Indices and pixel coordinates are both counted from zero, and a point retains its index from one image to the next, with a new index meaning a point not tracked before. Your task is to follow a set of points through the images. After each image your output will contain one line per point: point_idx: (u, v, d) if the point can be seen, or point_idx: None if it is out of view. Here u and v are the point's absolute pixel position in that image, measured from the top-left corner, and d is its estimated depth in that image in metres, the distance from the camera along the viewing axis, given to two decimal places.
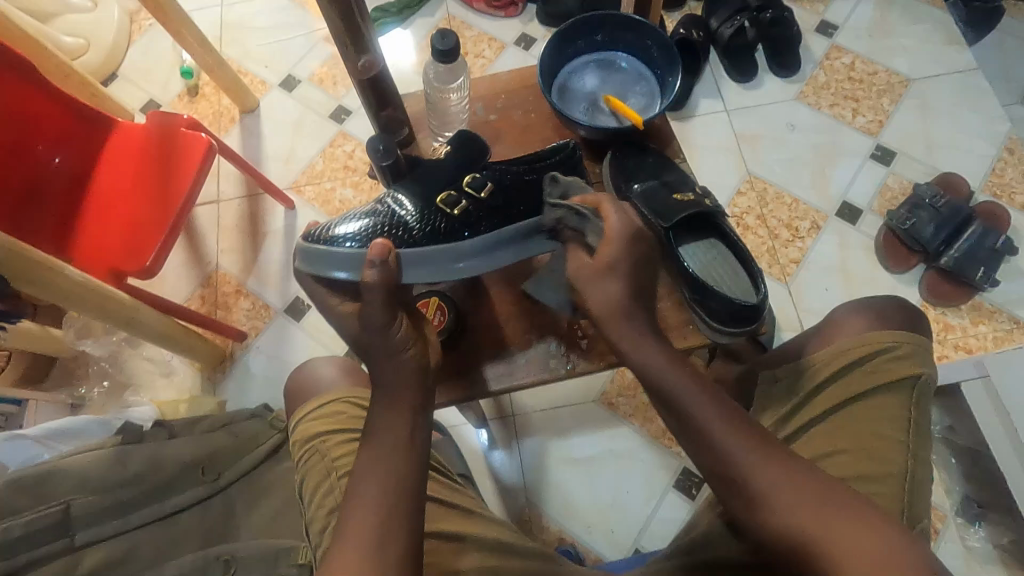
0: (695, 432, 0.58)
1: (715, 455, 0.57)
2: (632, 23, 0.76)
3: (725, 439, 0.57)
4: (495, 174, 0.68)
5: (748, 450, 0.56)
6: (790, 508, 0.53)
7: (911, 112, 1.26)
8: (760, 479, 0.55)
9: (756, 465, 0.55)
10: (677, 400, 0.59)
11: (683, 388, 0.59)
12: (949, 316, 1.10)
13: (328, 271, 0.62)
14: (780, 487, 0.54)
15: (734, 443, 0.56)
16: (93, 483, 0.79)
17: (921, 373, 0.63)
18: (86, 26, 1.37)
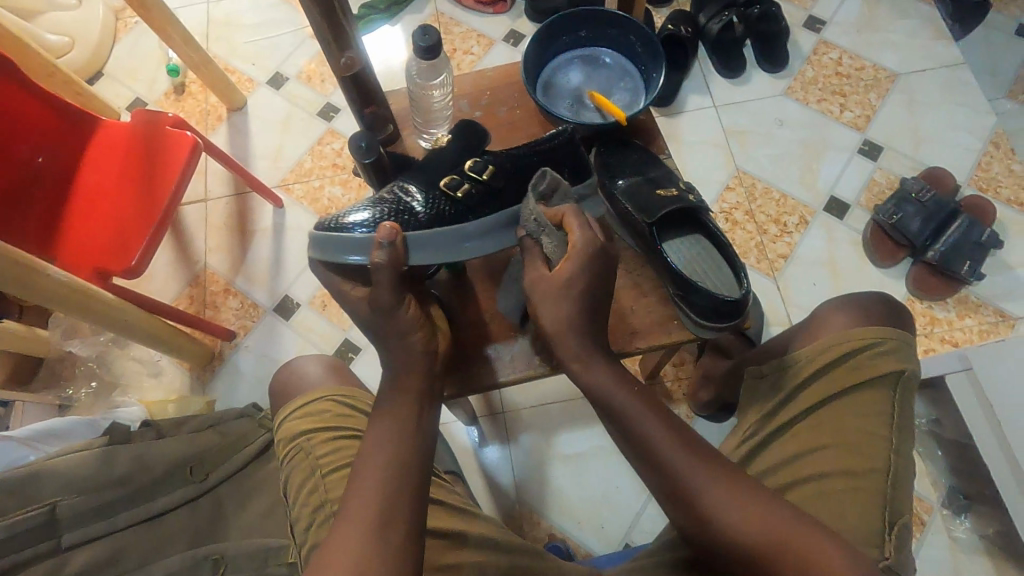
0: (645, 453, 0.57)
1: (666, 477, 0.55)
2: (615, 19, 0.76)
3: (670, 459, 0.55)
4: (497, 158, 0.66)
5: (694, 471, 0.55)
6: (738, 523, 0.53)
7: (898, 107, 1.27)
8: (707, 500, 0.54)
9: (704, 488, 0.54)
10: (627, 419, 0.57)
11: (626, 409, 0.57)
12: (935, 310, 1.11)
13: (343, 257, 0.61)
14: (729, 508, 0.53)
15: (683, 465, 0.55)
16: (81, 484, 0.79)
17: (905, 368, 0.63)
18: (70, 24, 1.35)
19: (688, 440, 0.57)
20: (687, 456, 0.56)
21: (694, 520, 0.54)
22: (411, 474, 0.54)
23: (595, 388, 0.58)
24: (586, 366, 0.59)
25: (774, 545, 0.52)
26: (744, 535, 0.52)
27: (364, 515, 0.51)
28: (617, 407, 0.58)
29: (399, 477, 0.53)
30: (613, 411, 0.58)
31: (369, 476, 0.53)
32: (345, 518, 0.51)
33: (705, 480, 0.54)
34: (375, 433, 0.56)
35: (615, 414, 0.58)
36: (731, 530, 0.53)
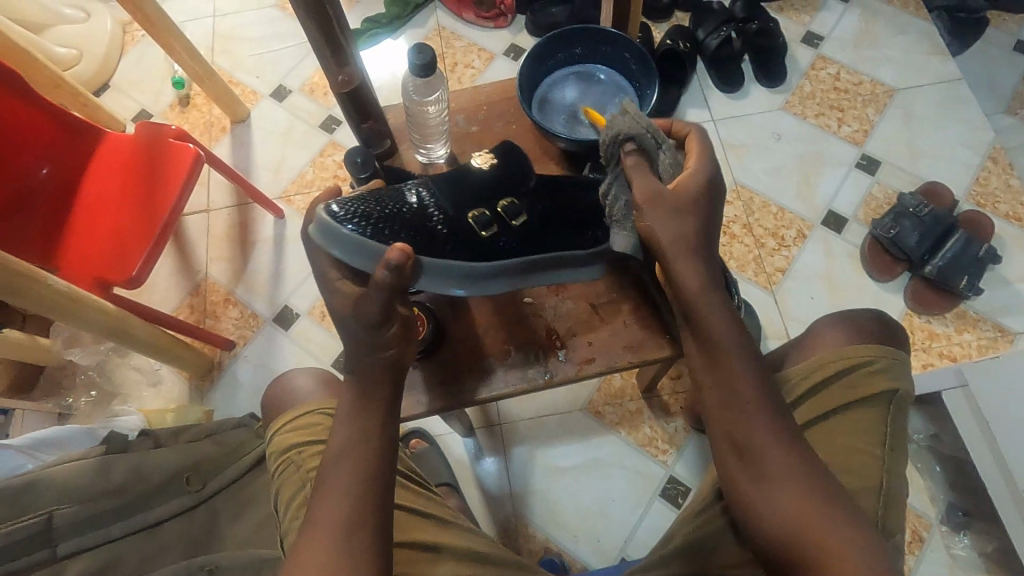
0: (727, 395, 0.58)
1: (734, 426, 0.57)
2: (609, 36, 0.78)
3: (752, 411, 0.57)
4: (529, 205, 0.66)
5: (769, 427, 0.57)
6: (786, 494, 0.55)
7: (895, 122, 1.27)
8: (773, 458, 0.56)
9: (775, 445, 0.56)
10: (721, 360, 0.58)
11: (728, 357, 0.58)
12: (934, 324, 1.11)
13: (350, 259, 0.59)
14: (786, 470, 0.56)
15: (761, 418, 0.57)
16: (78, 493, 0.79)
17: (898, 388, 0.63)
18: (79, 38, 1.38)
19: (776, 399, 0.58)
20: (772, 410, 0.58)
21: (750, 468, 0.56)
22: (373, 500, 0.55)
23: (715, 338, 0.59)
24: (706, 308, 0.59)
25: (817, 516, 0.54)
26: (788, 503, 0.55)
27: (319, 544, 0.53)
28: (719, 348, 0.59)
29: (357, 503, 0.54)
30: (711, 350, 0.59)
31: (328, 503, 0.54)
32: (305, 542, 0.53)
33: (780, 440, 0.56)
34: (336, 453, 0.57)
35: (712, 356, 0.59)
36: (781, 490, 0.55)
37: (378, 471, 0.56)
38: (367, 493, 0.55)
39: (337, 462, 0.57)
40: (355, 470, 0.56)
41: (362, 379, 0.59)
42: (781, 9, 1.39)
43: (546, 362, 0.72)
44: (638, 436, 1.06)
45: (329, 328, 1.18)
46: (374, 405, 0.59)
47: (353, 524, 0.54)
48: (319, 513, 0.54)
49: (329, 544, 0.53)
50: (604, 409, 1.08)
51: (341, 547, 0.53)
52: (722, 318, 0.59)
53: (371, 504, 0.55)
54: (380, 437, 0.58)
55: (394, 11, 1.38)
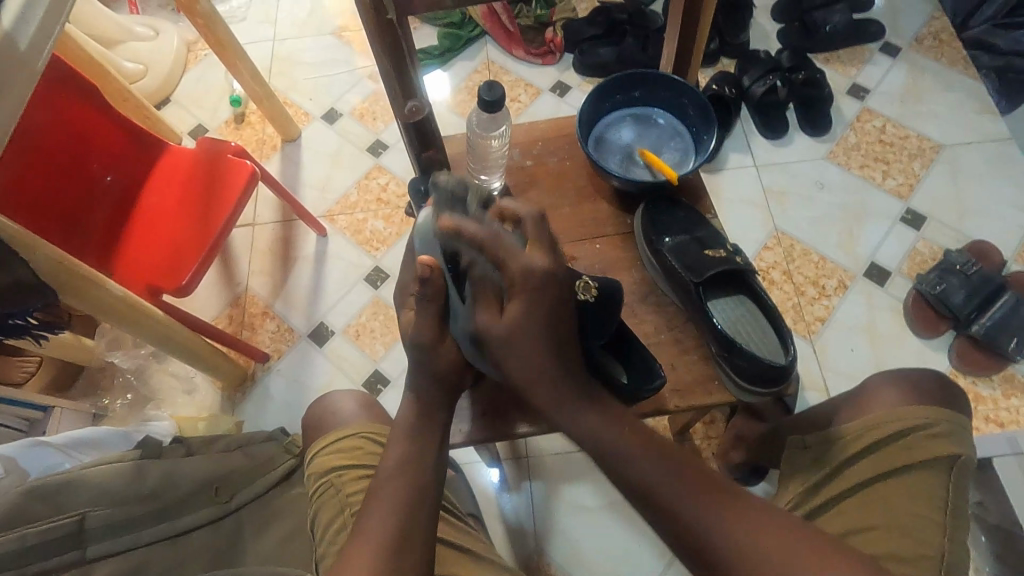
0: (642, 492, 0.56)
1: (663, 515, 0.55)
2: (669, 81, 0.78)
3: (672, 497, 0.54)
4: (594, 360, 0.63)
5: (696, 496, 0.54)
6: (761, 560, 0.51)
7: (942, 178, 1.26)
8: (718, 529, 0.53)
9: (709, 516, 0.53)
10: (620, 464, 0.57)
11: (630, 458, 0.56)
12: (979, 386, 1.07)
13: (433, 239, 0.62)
14: (730, 527, 0.53)
15: (684, 498, 0.54)
16: (112, 496, 0.80)
17: (960, 453, 0.61)
18: (147, 55, 1.45)
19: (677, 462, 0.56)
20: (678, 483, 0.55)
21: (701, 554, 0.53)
22: (414, 531, 0.55)
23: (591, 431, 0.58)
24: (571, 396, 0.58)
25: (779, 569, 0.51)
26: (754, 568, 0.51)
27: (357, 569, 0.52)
28: (611, 450, 0.57)
29: (402, 525, 0.55)
30: (602, 455, 0.58)
31: (371, 530, 0.55)
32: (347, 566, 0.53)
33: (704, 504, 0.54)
34: (384, 475, 0.59)
35: (610, 464, 0.57)
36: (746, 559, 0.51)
37: (424, 498, 0.58)
38: (413, 518, 0.56)
39: (388, 481, 0.58)
40: (401, 492, 0.57)
41: (416, 414, 0.62)
42: (827, 61, 1.40)
43: None
44: None
45: (362, 348, 1.19)
46: (426, 441, 0.61)
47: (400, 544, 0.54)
48: (361, 537, 0.55)
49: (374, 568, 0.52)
50: None
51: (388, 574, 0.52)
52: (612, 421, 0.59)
53: (414, 535, 0.55)
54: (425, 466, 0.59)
55: (446, 44, 1.43)
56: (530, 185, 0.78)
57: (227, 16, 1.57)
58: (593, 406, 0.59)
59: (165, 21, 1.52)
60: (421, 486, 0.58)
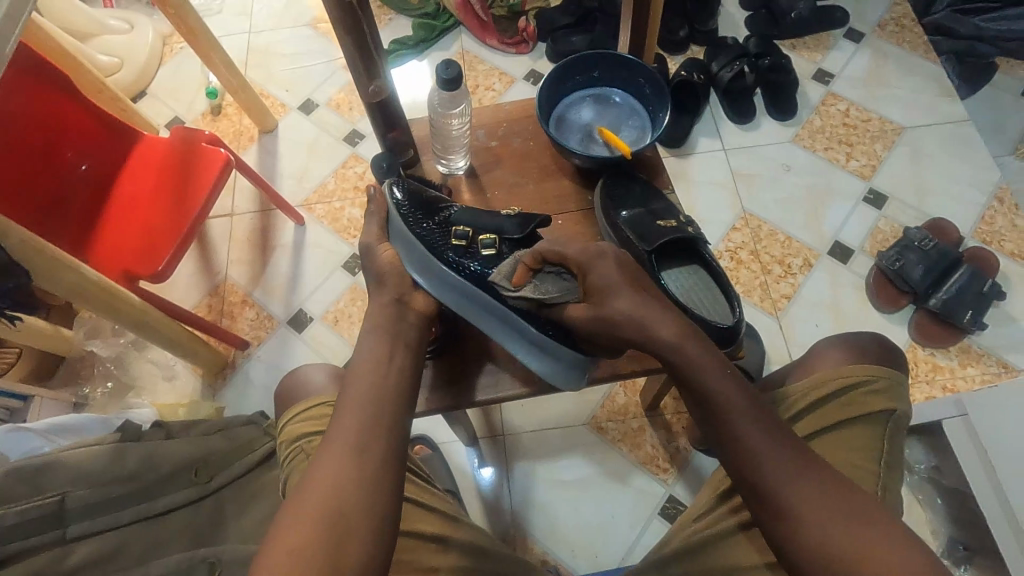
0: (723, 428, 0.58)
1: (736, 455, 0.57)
2: (625, 62, 0.81)
3: (773, 470, 0.55)
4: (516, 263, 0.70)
5: (789, 461, 0.56)
6: (818, 518, 0.53)
7: (902, 158, 1.30)
8: (806, 512, 0.54)
9: (784, 481, 0.55)
10: (723, 416, 0.58)
11: (710, 380, 0.58)
12: (938, 357, 1.12)
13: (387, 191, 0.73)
14: (809, 505, 0.54)
15: (753, 428, 0.57)
16: (90, 477, 0.82)
17: (896, 408, 0.65)
18: (123, 49, 1.46)
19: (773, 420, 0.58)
20: (766, 439, 0.57)
21: (775, 515, 0.55)
22: (383, 420, 0.59)
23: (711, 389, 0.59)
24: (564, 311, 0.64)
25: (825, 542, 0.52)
26: (823, 529, 0.53)
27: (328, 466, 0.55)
28: (737, 418, 0.57)
29: (374, 416, 0.59)
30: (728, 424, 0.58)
31: (342, 424, 0.58)
32: (322, 456, 0.56)
33: (794, 475, 0.55)
34: (357, 371, 0.62)
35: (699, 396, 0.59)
36: (809, 524, 0.53)
37: (394, 400, 0.61)
38: (382, 412, 0.59)
39: (357, 375, 0.62)
40: (369, 391, 0.60)
41: (376, 327, 0.66)
42: (793, 47, 1.44)
43: None
44: (640, 454, 1.07)
45: (341, 334, 1.21)
46: (391, 335, 0.65)
47: (360, 445, 0.56)
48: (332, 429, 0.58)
49: (341, 467, 0.55)
50: (606, 424, 1.09)
51: (353, 470, 0.55)
52: (690, 342, 0.60)
53: (380, 426, 0.58)
54: (398, 372, 0.63)
55: (421, 34, 1.44)
56: (495, 165, 0.81)
57: (202, 9, 1.57)
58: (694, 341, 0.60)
59: (139, 14, 1.52)
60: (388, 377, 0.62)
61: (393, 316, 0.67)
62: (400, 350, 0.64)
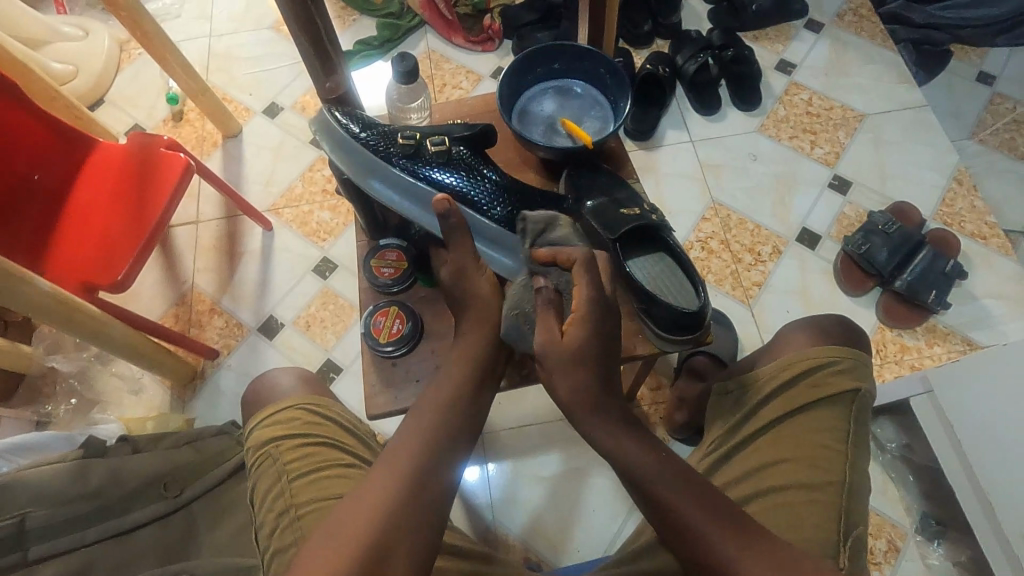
0: (658, 505, 0.58)
1: (672, 522, 0.56)
2: (584, 52, 0.81)
3: (695, 519, 0.56)
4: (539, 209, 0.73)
5: (728, 527, 0.55)
6: (745, 560, 0.53)
7: (865, 145, 1.33)
8: (732, 552, 0.54)
9: (712, 529, 0.55)
10: (644, 478, 0.59)
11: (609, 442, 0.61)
12: (905, 337, 1.14)
13: (409, 107, 0.80)
14: (738, 547, 0.54)
15: (665, 480, 0.58)
16: (51, 496, 0.78)
17: (861, 387, 0.67)
18: (76, 55, 1.42)
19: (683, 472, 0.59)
20: (678, 489, 0.58)
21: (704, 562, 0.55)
22: (433, 475, 0.55)
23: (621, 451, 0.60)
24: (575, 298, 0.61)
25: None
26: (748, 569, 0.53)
27: (359, 514, 0.51)
28: (640, 472, 0.59)
29: (424, 465, 0.55)
30: (671, 515, 0.57)
31: (386, 474, 0.54)
32: (362, 499, 0.52)
33: (713, 522, 0.55)
34: (419, 417, 0.59)
35: (637, 476, 0.59)
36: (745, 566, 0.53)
37: (450, 448, 0.58)
38: (433, 462, 0.56)
39: (415, 423, 0.59)
40: (420, 441, 0.57)
41: (455, 377, 0.63)
42: (755, 38, 1.46)
43: (524, 360, 0.74)
44: None
45: (314, 338, 1.19)
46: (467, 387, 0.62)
47: (406, 497, 0.53)
48: (371, 482, 0.54)
49: (383, 515, 0.51)
50: None
51: (394, 517, 0.51)
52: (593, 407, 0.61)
53: (433, 479, 0.55)
54: (456, 427, 0.59)
55: (385, 35, 1.43)
56: None
57: (160, 14, 1.54)
58: (630, 433, 0.61)
59: (94, 21, 1.48)
60: (447, 427, 0.59)
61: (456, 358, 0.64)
62: (473, 409, 0.62)
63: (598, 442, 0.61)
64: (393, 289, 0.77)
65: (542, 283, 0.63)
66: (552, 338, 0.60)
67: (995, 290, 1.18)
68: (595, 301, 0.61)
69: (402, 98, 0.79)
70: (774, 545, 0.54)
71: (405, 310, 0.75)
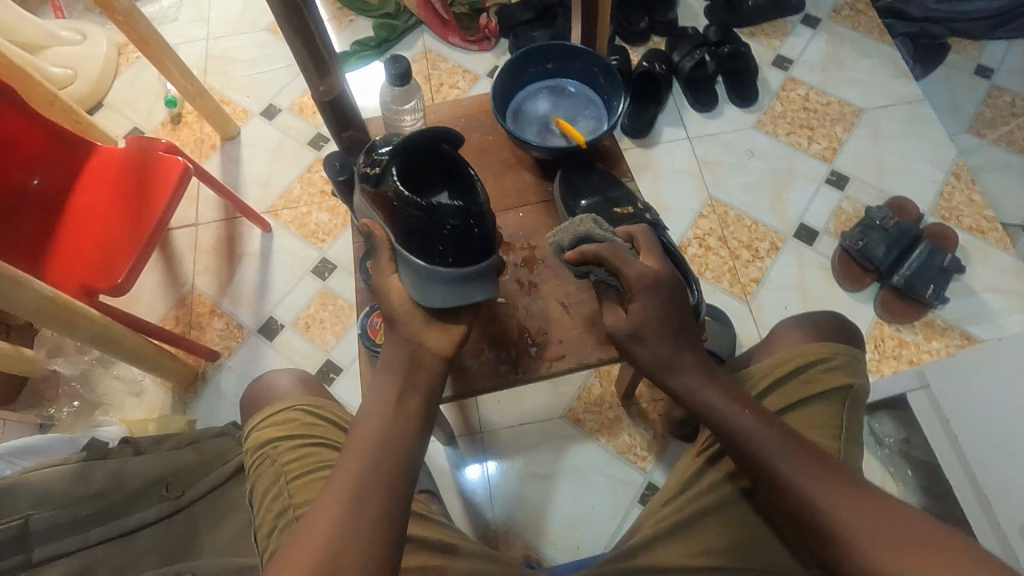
0: (767, 476, 0.57)
1: (780, 487, 0.56)
2: (577, 52, 0.82)
3: (802, 484, 0.55)
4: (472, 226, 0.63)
5: (844, 492, 0.54)
6: (860, 529, 0.52)
7: (862, 140, 1.33)
8: (843, 517, 0.53)
9: (824, 494, 0.54)
10: (745, 443, 0.58)
11: (716, 407, 0.60)
12: (904, 332, 1.14)
13: (404, 107, 0.80)
14: (847, 512, 0.53)
15: (774, 446, 0.57)
16: (56, 498, 0.79)
17: (855, 382, 0.67)
18: (75, 59, 1.42)
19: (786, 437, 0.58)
20: (784, 455, 0.56)
21: (820, 534, 0.54)
22: (387, 465, 0.55)
23: (725, 419, 0.59)
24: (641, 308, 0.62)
25: (920, 562, 0.49)
26: (863, 539, 0.51)
27: (319, 516, 0.52)
28: (742, 434, 0.58)
29: (376, 457, 0.55)
30: (777, 481, 0.56)
31: (342, 469, 0.55)
32: (322, 500, 0.53)
33: (821, 486, 0.55)
34: (366, 414, 0.59)
35: (751, 449, 0.58)
36: (851, 530, 0.52)
37: (401, 438, 0.57)
38: (385, 452, 0.56)
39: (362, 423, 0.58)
40: (373, 432, 0.57)
41: (394, 368, 0.61)
42: (751, 34, 1.46)
43: (519, 359, 0.74)
44: (617, 444, 1.07)
45: (313, 339, 1.20)
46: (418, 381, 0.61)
47: (361, 492, 0.53)
48: (332, 479, 0.55)
49: (340, 511, 0.52)
50: (583, 416, 1.09)
51: (351, 513, 0.52)
52: (690, 371, 0.62)
53: (386, 470, 0.55)
54: (404, 420, 0.59)
55: (382, 35, 1.43)
56: None
57: (157, 17, 1.54)
58: (715, 385, 0.61)
59: (92, 24, 1.49)
60: (399, 418, 0.58)
61: (430, 351, 0.63)
62: (425, 397, 0.61)
63: (697, 404, 0.61)
64: None
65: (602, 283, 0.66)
66: (621, 319, 0.63)
67: (994, 284, 1.18)
68: (657, 304, 0.62)
69: (395, 98, 0.79)
70: (886, 506, 0.53)
71: None
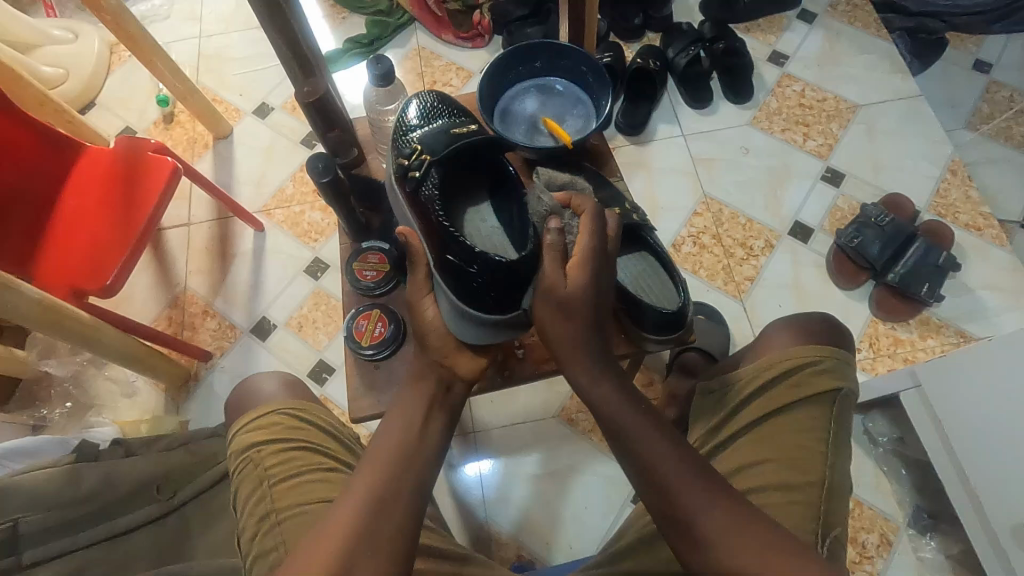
0: (655, 480, 0.56)
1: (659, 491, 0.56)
2: (564, 50, 0.81)
3: (684, 495, 0.55)
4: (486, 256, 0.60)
5: (726, 511, 0.54)
6: (735, 550, 0.52)
7: (858, 136, 1.32)
8: (716, 533, 0.53)
9: (702, 506, 0.54)
10: (635, 443, 0.58)
11: (612, 407, 0.60)
12: (898, 330, 1.13)
13: (387, 107, 0.80)
14: (729, 533, 0.53)
15: (665, 453, 0.57)
16: (46, 501, 0.79)
17: (842, 386, 0.67)
18: (66, 58, 1.42)
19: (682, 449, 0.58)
20: (674, 460, 0.57)
21: (690, 540, 0.54)
22: (408, 477, 0.56)
23: (615, 415, 0.59)
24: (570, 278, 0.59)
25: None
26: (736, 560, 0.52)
27: (338, 518, 0.52)
28: (628, 429, 0.58)
29: (399, 466, 0.56)
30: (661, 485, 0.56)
31: (365, 475, 0.55)
32: (341, 503, 0.54)
33: (710, 506, 0.54)
34: (392, 427, 0.60)
35: (646, 456, 0.57)
36: (722, 549, 0.52)
37: (421, 450, 0.58)
38: (408, 462, 0.57)
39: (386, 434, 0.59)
40: (394, 444, 0.58)
41: (418, 383, 0.63)
42: (747, 30, 1.44)
43: (506, 362, 0.75)
44: (611, 443, 1.07)
45: (306, 339, 1.20)
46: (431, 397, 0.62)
47: (382, 499, 0.54)
48: (352, 485, 0.55)
49: (357, 516, 0.52)
50: (577, 416, 1.09)
51: (373, 517, 0.52)
52: (604, 379, 0.60)
53: (407, 481, 0.56)
54: (424, 434, 0.59)
55: (374, 33, 1.42)
56: None
57: (149, 15, 1.54)
58: (624, 392, 0.60)
59: (84, 23, 1.48)
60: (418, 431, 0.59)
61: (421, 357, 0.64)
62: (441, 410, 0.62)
63: (594, 403, 0.60)
64: (376, 292, 0.77)
65: (556, 226, 0.59)
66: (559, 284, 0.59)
67: (990, 281, 1.17)
68: (596, 249, 0.60)
69: (377, 98, 0.80)
70: (763, 536, 0.52)
71: (388, 312, 0.75)
